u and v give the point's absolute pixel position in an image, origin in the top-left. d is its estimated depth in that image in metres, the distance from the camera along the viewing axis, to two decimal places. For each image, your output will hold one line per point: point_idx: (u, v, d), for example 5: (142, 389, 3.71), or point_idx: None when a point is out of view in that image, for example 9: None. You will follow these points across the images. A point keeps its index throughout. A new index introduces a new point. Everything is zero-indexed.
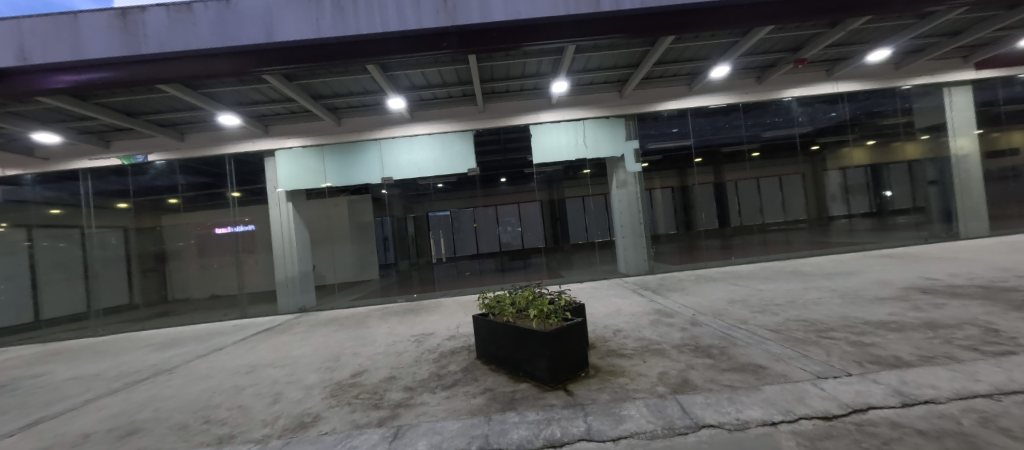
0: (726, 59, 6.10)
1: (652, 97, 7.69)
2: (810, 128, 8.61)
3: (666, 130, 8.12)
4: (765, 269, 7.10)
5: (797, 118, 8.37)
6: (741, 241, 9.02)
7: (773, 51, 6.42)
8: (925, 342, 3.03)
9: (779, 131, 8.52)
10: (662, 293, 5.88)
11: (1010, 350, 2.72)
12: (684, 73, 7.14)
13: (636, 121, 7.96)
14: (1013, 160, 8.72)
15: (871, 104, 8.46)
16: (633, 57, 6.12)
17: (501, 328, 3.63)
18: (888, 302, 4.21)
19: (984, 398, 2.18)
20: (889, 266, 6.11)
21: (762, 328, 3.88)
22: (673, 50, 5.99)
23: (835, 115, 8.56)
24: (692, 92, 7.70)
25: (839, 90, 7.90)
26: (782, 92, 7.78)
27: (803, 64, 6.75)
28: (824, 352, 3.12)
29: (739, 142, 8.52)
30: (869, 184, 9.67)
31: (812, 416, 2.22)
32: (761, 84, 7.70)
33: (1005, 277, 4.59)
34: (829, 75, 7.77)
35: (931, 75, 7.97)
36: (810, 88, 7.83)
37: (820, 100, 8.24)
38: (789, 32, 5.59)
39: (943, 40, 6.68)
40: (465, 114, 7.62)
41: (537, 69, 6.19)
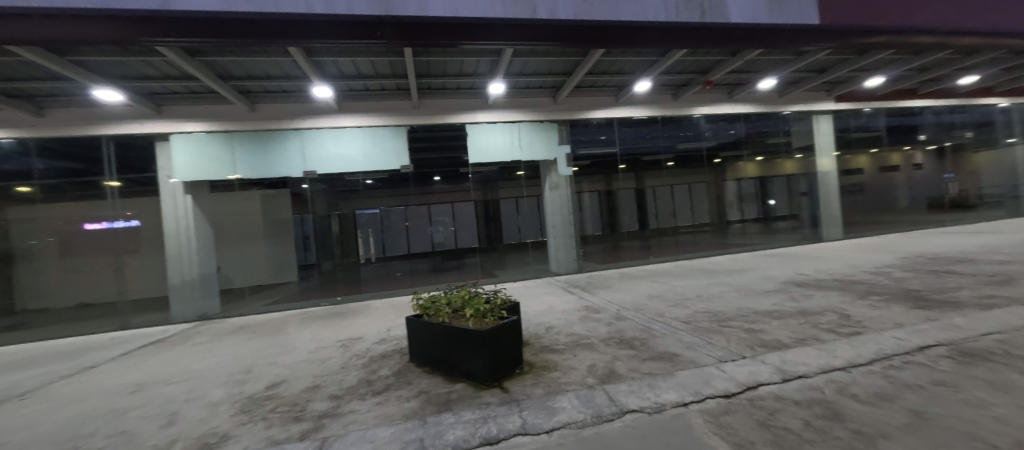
0: (648, 75, 6.67)
1: (583, 105, 8.11)
2: (714, 142, 9.75)
3: (594, 136, 8.58)
4: (678, 268, 7.90)
5: (704, 133, 9.44)
6: (661, 242, 9.69)
7: (686, 71, 7.15)
8: (800, 327, 3.61)
9: (690, 144, 9.56)
10: (589, 291, 6.22)
11: (857, 330, 3.36)
12: (613, 85, 7.64)
13: (568, 127, 8.32)
14: (859, 178, 10.73)
15: (763, 125, 9.74)
16: (567, 65, 6.38)
17: (435, 329, 3.54)
18: (772, 294, 4.95)
19: (840, 370, 2.74)
20: (772, 264, 7.15)
21: (674, 319, 4.30)
22: (602, 62, 6.38)
23: (733, 132, 9.74)
24: (619, 103, 8.26)
25: (737, 111, 9.02)
26: (693, 108, 8.69)
27: (709, 86, 7.60)
28: (724, 339, 3.55)
29: (658, 152, 9.26)
30: (758, 193, 10.76)
31: (715, 395, 2.66)
32: (676, 100, 8.51)
33: (854, 273, 5.64)
34: (730, 97, 8.85)
35: (806, 103, 9.50)
36: (714, 108, 8.86)
37: (722, 119, 9.35)
38: (700, 56, 6.26)
39: (812, 76, 8.03)
40: (399, 108, 7.32)
41: (474, 68, 6.18)
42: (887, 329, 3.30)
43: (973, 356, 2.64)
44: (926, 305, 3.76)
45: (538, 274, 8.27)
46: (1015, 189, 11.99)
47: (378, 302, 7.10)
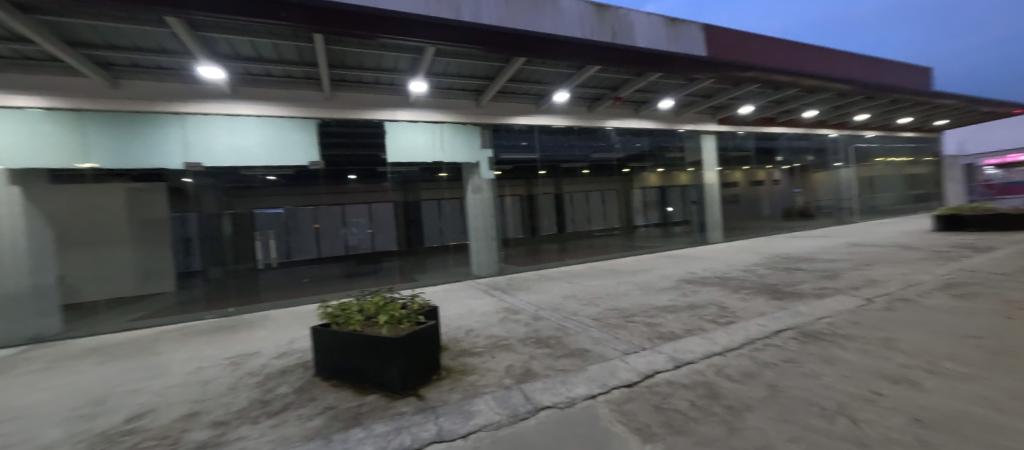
0: (566, 86, 7.05)
1: (504, 110, 8.28)
2: (623, 154, 10.44)
3: (516, 142, 8.73)
4: (592, 268, 8.50)
5: (615, 145, 10.08)
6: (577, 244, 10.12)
7: (599, 86, 7.74)
8: (689, 319, 4.11)
9: (602, 153, 10.16)
10: (510, 292, 6.36)
11: (732, 320, 3.93)
12: (533, 93, 7.95)
13: (491, 131, 8.38)
14: (736, 191, 12.46)
15: (661, 140, 10.76)
16: (489, 71, 6.51)
17: (344, 339, 3.24)
18: (668, 290, 5.58)
19: (719, 355, 3.17)
20: (669, 264, 8.05)
21: (586, 317, 4.58)
22: (523, 70, 6.58)
23: (638, 145, 10.53)
24: (539, 111, 8.63)
25: (642, 125, 10.02)
26: (605, 121, 9.44)
27: (618, 101, 8.38)
28: (628, 333, 3.88)
29: (572, 160, 9.83)
30: (659, 201, 12.08)
31: (619, 385, 2.88)
32: (591, 112, 9.19)
33: (730, 270, 6.64)
34: (637, 113, 9.80)
35: (696, 123, 10.96)
36: (623, 122, 9.73)
37: (630, 132, 10.09)
38: (611, 74, 6.86)
39: (699, 100, 9.36)
40: (308, 98, 6.72)
41: (394, 64, 5.95)
42: (754, 317, 3.91)
43: (811, 336, 3.26)
44: (779, 296, 4.57)
45: (459, 277, 8.09)
46: (841, 202, 15.18)
47: (280, 311, 6.35)
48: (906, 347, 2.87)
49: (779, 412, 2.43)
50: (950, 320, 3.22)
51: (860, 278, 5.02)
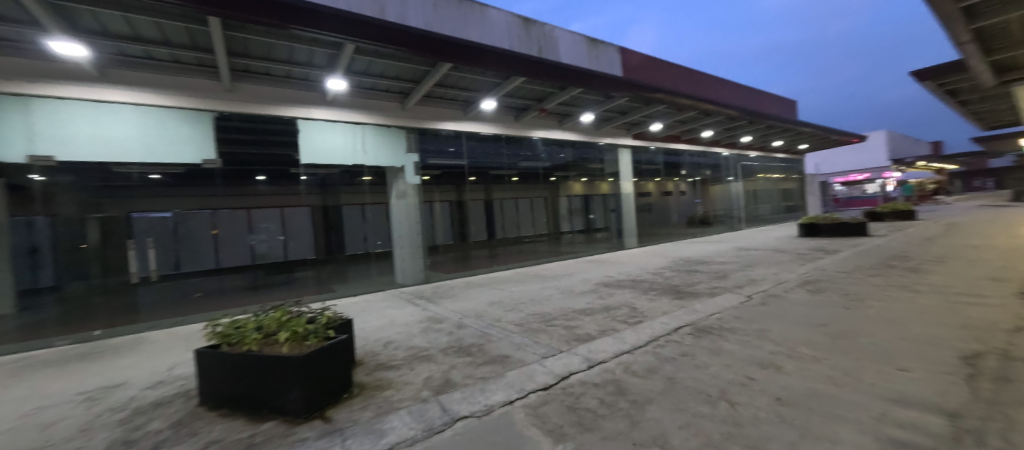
0: (492, 95, 7.27)
1: (431, 114, 8.20)
2: (548, 163, 10.82)
3: (443, 147, 8.67)
4: (518, 274, 8.65)
5: (540, 154, 10.51)
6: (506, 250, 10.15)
7: (524, 97, 8.10)
8: (603, 320, 4.37)
9: (529, 162, 10.41)
10: (435, 301, 6.18)
11: (640, 319, 4.26)
12: (460, 99, 8.04)
13: (417, 135, 8.22)
14: (648, 200, 13.59)
15: (582, 152, 11.42)
16: (414, 74, 6.44)
17: (235, 361, 2.85)
18: (587, 294, 5.88)
19: (627, 353, 3.40)
20: (589, 269, 8.53)
21: (508, 323, 4.63)
22: (449, 76, 6.61)
23: (563, 156, 11.07)
24: (467, 117, 8.72)
25: (565, 137, 10.67)
26: (531, 131, 9.90)
27: (543, 112, 8.87)
28: (548, 337, 4.00)
29: (500, 167, 9.84)
30: (584, 209, 12.18)
31: (536, 389, 2.93)
32: (518, 122, 9.58)
33: (641, 273, 7.22)
34: (561, 124, 10.45)
35: (614, 137, 11.91)
36: (549, 132, 10.29)
37: (554, 143, 10.67)
38: (535, 86, 7.21)
39: (616, 116, 10.28)
40: (204, 88, 5.98)
41: (308, 58, 5.56)
42: (658, 316, 4.28)
43: (703, 331, 3.67)
44: (679, 296, 5.08)
45: (382, 287, 7.71)
46: (732, 212, 17.09)
47: (160, 333, 5.42)
48: (774, 337, 3.37)
49: (676, 402, 2.67)
50: (804, 312, 3.86)
51: (743, 277, 5.78)
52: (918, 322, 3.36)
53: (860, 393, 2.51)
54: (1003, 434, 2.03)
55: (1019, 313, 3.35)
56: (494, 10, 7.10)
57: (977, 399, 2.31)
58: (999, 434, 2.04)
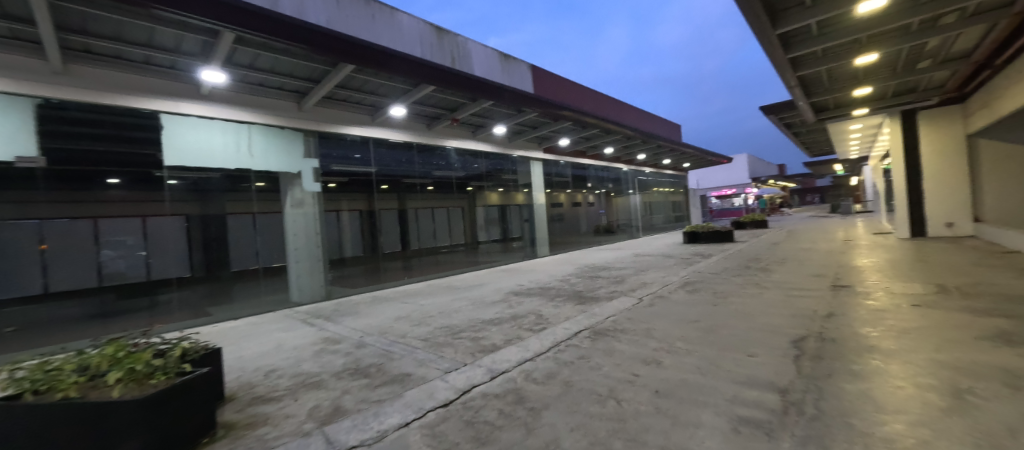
0: (402, 101, 7.09)
1: (333, 117, 7.63)
2: (463, 173, 10.84)
3: (348, 153, 8.20)
4: (430, 286, 8.41)
5: (454, 163, 10.47)
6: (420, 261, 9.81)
7: (436, 106, 8.14)
8: (509, 329, 4.45)
9: (443, 172, 10.39)
10: (334, 320, 5.68)
11: (544, 326, 4.43)
12: (366, 104, 7.76)
13: (317, 138, 7.62)
14: (561, 210, 14.35)
15: (497, 164, 11.64)
16: (312, 73, 6.03)
17: (38, 416, 2.16)
18: (497, 303, 5.93)
19: (530, 361, 3.48)
20: (503, 278, 8.65)
21: (414, 338, 4.45)
22: (353, 78, 6.31)
23: (477, 166, 11.11)
24: (375, 123, 8.33)
25: (480, 148, 10.84)
26: (444, 140, 9.82)
27: (456, 122, 9.01)
28: (453, 350, 3.92)
29: (412, 176, 9.63)
30: (500, 219, 12.53)
31: (435, 407, 2.79)
32: (430, 130, 9.45)
33: (550, 280, 7.54)
34: (474, 135, 10.61)
35: (528, 150, 12.41)
36: (463, 142, 10.30)
37: (468, 153, 10.73)
38: (446, 96, 7.32)
39: (528, 130, 10.90)
40: (14, 66, 4.69)
41: (177, 43, 4.82)
42: (561, 322, 4.48)
43: (599, 334, 3.95)
44: (582, 301, 5.41)
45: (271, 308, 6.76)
46: (631, 222, 18.67)
47: None
48: (658, 335, 3.77)
49: (570, 405, 2.77)
50: (682, 310, 4.39)
51: (637, 281, 6.39)
52: (764, 313, 4.04)
53: (719, 380, 2.88)
54: (817, 403, 2.50)
55: (830, 302, 4.25)
56: (405, 16, 7.11)
57: (800, 375, 2.83)
58: (814, 403, 2.50)
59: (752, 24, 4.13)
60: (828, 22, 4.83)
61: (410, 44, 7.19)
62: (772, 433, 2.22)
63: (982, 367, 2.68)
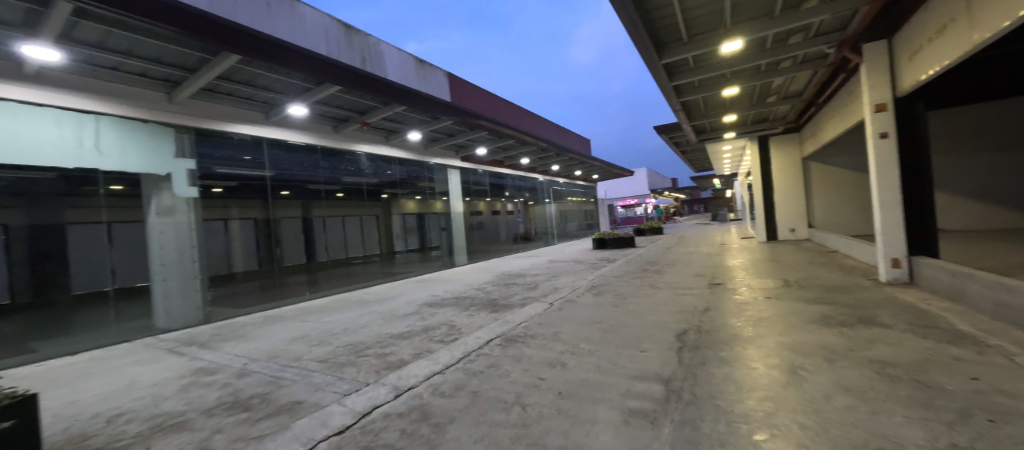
0: (303, 101, 6.70)
1: (213, 113, 6.81)
2: (375, 180, 10.32)
3: (235, 155, 7.42)
4: (336, 301, 7.73)
5: (365, 169, 10.02)
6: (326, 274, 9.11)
7: (342, 107, 7.77)
8: (419, 343, 4.35)
9: (352, 178, 9.88)
10: (213, 346, 4.93)
11: (455, 337, 4.42)
12: (259, 100, 7.09)
13: (193, 136, 6.69)
14: (480, 218, 14.63)
15: (412, 170, 11.35)
16: (187, 62, 5.31)
17: None
18: (409, 315, 5.72)
19: (439, 374, 3.40)
20: (418, 289, 8.40)
21: (314, 361, 4.06)
22: (240, 71, 5.65)
23: (390, 173, 10.66)
24: (269, 122, 7.71)
25: (393, 154, 10.54)
26: (353, 144, 9.42)
27: (366, 126, 8.72)
28: (355, 370, 3.67)
29: (317, 182, 9.09)
30: (418, 227, 12.30)
31: (328, 435, 2.53)
32: (336, 133, 9.02)
33: (466, 290, 7.52)
34: (386, 140, 10.29)
35: (444, 158, 12.40)
36: (373, 147, 9.98)
37: (381, 159, 10.34)
38: (354, 97, 7.02)
39: (444, 137, 11.00)
40: None
41: None
42: (473, 332, 4.50)
43: (509, 341, 4.07)
44: (495, 309, 5.49)
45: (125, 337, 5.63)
46: (546, 229, 19.50)
47: None
48: (564, 338, 4.01)
49: (475, 416, 2.73)
50: (586, 313, 4.71)
51: (549, 287, 6.69)
52: (655, 311, 4.53)
53: (615, 376, 3.11)
54: (693, 389, 2.82)
55: (707, 298, 4.93)
56: (308, 9, 6.61)
57: (681, 365, 3.19)
58: (690, 389, 2.81)
59: (643, 54, 4.65)
60: (701, 58, 5.63)
61: (314, 39, 6.70)
62: (655, 420, 2.42)
63: (810, 345, 3.31)
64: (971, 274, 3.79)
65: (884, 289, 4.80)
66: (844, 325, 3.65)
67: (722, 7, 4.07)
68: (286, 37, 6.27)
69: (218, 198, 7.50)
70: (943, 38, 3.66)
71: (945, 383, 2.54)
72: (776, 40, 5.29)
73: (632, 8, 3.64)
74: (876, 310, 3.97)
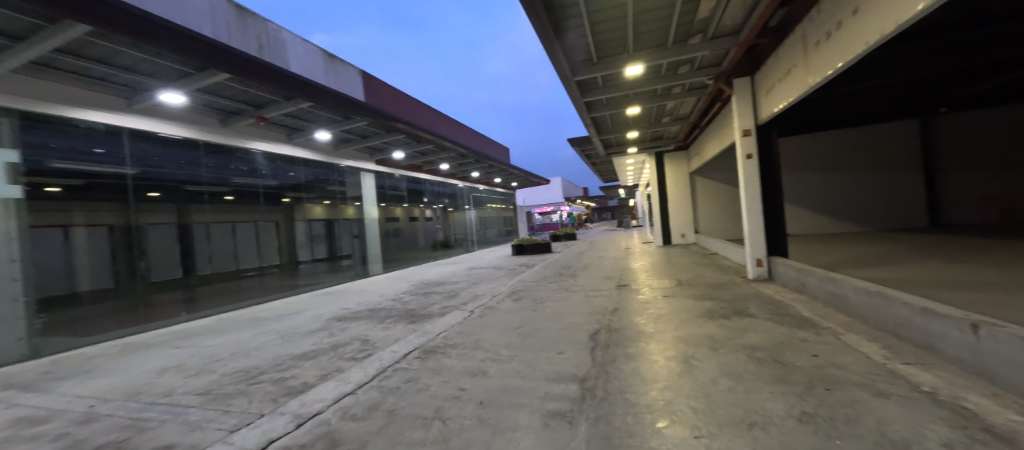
0: (181, 89, 5.89)
1: (50, 93, 5.50)
2: (274, 181, 9.52)
3: (83, 147, 6.09)
4: (220, 321, 6.68)
5: (262, 170, 9.19)
6: (211, 290, 8.14)
7: (234, 99, 6.95)
8: (327, 362, 3.95)
9: (245, 179, 8.86)
10: (39, 389, 3.83)
11: (368, 353, 4.10)
12: (119, 82, 5.95)
13: (20, 122, 5.28)
14: (398, 224, 14.04)
15: (318, 172, 10.69)
16: (11, 27, 4.21)
17: None
18: (315, 332, 5.17)
19: (350, 395, 3.10)
20: (324, 302, 7.66)
21: (192, 394, 3.40)
22: (92, 45, 4.67)
23: (293, 175, 10.03)
24: (133, 110, 6.54)
25: (296, 154, 9.86)
26: (246, 141, 8.55)
27: (264, 122, 7.94)
28: (246, 400, 3.15)
29: (198, 182, 7.92)
30: (326, 235, 11.39)
31: None
32: (225, 127, 8.10)
33: (380, 301, 7.11)
34: (289, 139, 9.62)
35: (355, 161, 11.87)
36: (273, 145, 9.22)
37: (281, 159, 9.59)
38: (250, 89, 6.33)
39: (356, 138, 10.56)
40: None
41: None
42: (388, 346, 4.24)
43: (429, 353, 3.90)
44: (413, 320, 5.26)
45: None
46: (467, 236, 19.52)
47: None
48: (485, 346, 3.97)
49: (391, 437, 2.44)
50: (506, 319, 4.75)
51: (469, 294, 6.64)
52: (571, 313, 4.76)
53: (534, 379, 3.15)
54: (604, 385, 2.97)
55: (615, 298, 5.35)
56: None
57: (594, 363, 3.35)
58: (603, 386, 2.96)
59: (559, 68, 4.92)
60: (608, 78, 6.16)
61: (197, 18, 5.91)
62: (572, 419, 2.46)
63: (698, 336, 3.76)
64: (811, 270, 4.69)
65: (751, 285, 5.71)
66: (723, 316, 4.23)
67: (628, 34, 4.52)
68: (155, 12, 5.35)
69: (55, 200, 5.89)
70: (788, 79, 4.55)
71: (797, 361, 3.06)
72: (668, 69, 6.04)
73: (548, 24, 3.82)
74: (746, 302, 4.69)
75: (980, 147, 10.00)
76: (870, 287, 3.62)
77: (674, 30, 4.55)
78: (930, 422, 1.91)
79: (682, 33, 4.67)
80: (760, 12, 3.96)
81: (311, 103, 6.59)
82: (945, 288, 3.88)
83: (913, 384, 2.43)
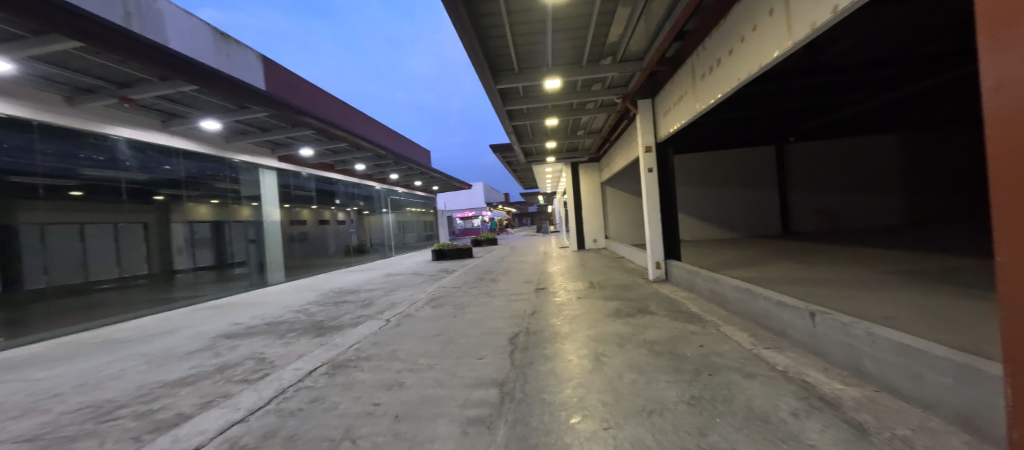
0: (5, 55, 4.67)
1: None
2: (142, 175, 8.11)
3: None
4: (57, 347, 5.38)
5: (127, 161, 7.71)
6: (49, 308, 6.48)
7: (84, 73, 5.72)
8: (211, 387, 3.39)
9: (102, 171, 7.38)
10: None
11: (265, 373, 3.63)
12: None
13: None
14: (303, 228, 13.03)
15: (203, 167, 9.35)
16: None
17: None
18: (195, 354, 4.42)
19: (239, 423, 2.70)
20: (208, 318, 6.62)
21: (11, 442, 2.64)
22: None
23: (169, 169, 8.61)
24: None
25: (175, 144, 8.46)
26: (103, 126, 7.08)
27: (131, 104, 6.69)
28: (96, 442, 2.55)
29: (32, 172, 6.39)
30: (213, 240, 9.95)
31: None
32: (72, 106, 6.62)
33: (280, 314, 6.36)
34: (165, 127, 8.19)
35: (253, 156, 10.55)
36: (142, 132, 7.79)
37: (154, 149, 8.19)
38: (111, 63, 5.28)
39: (254, 131, 9.39)
40: None
41: None
42: (290, 363, 3.81)
43: (338, 368, 3.59)
44: (321, 332, 4.82)
45: None
46: (384, 241, 18.60)
47: None
48: (402, 356, 3.79)
49: None
50: (427, 326, 4.60)
51: (386, 303, 6.29)
52: (492, 318, 4.78)
53: (454, 387, 3.08)
54: (523, 387, 3.02)
55: (534, 302, 5.52)
56: None
57: (513, 367, 3.40)
58: (520, 388, 3.01)
59: (483, 75, 4.98)
60: (529, 89, 6.42)
61: None
62: (490, 424, 2.44)
63: (608, 335, 4.04)
64: (699, 271, 5.38)
65: (653, 285, 6.34)
66: (628, 315, 4.64)
67: (551, 49, 4.78)
68: None
69: None
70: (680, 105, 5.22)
71: (686, 351, 3.45)
72: (583, 86, 6.49)
73: (472, 31, 3.85)
74: (648, 302, 5.19)
75: (819, 171, 12.50)
76: (741, 285, 4.28)
77: (588, 51, 4.94)
78: (781, 395, 2.30)
79: (596, 54, 5.10)
80: (659, 43, 4.53)
81: (194, 85, 5.69)
82: (791, 284, 4.78)
83: (770, 365, 2.91)
